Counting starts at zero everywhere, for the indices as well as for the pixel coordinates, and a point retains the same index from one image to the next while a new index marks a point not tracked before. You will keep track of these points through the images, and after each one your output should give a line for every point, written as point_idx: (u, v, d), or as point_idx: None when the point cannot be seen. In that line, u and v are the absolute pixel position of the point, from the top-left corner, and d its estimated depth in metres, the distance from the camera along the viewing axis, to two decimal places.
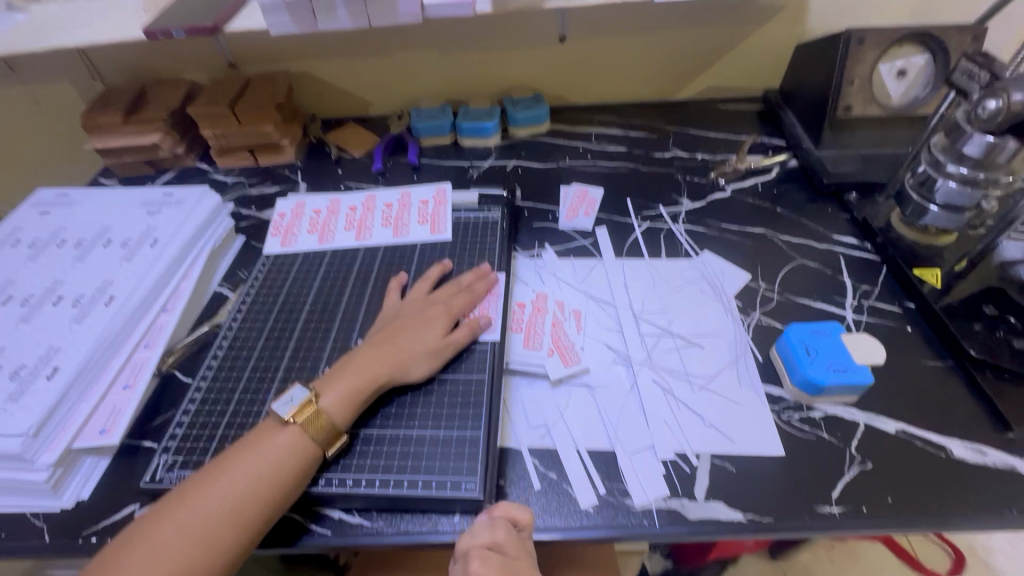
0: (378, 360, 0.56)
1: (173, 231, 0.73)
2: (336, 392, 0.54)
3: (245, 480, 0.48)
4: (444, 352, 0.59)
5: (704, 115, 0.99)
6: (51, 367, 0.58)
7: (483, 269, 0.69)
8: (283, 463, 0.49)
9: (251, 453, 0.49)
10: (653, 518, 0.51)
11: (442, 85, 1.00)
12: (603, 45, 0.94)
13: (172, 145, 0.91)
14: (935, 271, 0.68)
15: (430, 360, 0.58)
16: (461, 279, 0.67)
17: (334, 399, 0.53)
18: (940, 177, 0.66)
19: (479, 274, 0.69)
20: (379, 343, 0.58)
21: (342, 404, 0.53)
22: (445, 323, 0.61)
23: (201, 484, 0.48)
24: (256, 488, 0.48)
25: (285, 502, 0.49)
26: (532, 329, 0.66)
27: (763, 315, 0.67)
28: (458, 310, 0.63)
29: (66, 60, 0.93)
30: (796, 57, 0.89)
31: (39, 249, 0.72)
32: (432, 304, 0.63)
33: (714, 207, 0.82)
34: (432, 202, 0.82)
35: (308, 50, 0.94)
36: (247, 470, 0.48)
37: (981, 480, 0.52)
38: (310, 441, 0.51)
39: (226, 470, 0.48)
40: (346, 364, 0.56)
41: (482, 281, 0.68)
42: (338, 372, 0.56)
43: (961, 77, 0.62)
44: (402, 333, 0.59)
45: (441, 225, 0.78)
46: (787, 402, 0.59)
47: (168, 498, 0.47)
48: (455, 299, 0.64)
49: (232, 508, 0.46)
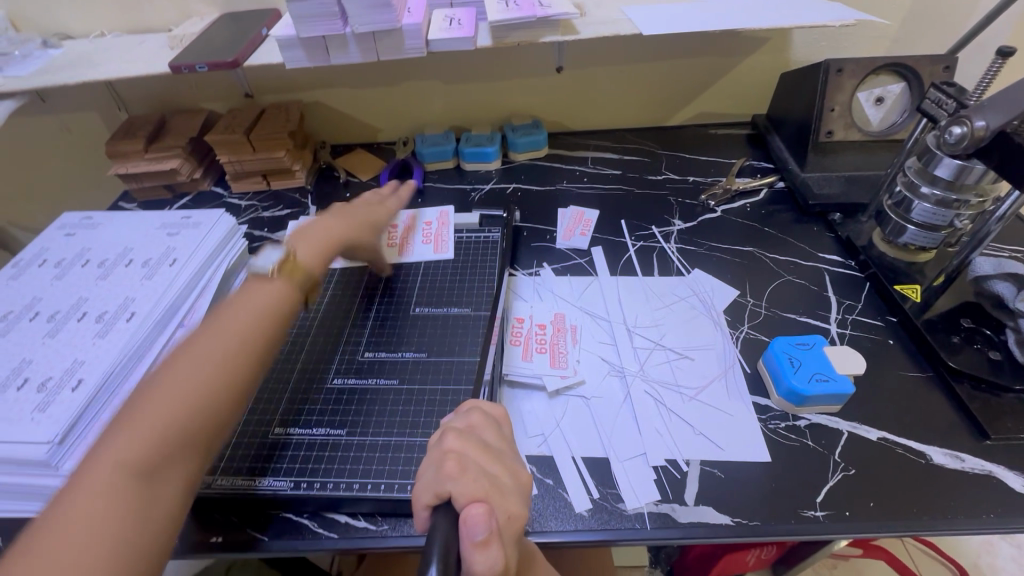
0: (336, 225, 0.69)
1: (191, 251, 0.77)
2: (307, 249, 0.64)
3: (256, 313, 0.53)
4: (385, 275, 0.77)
5: (696, 140, 1.04)
6: (76, 379, 0.62)
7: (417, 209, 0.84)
8: (286, 296, 0.57)
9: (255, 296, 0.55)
10: (645, 521, 0.53)
11: (446, 113, 1.05)
12: (598, 75, 1.00)
13: (190, 171, 0.96)
14: (915, 287, 0.71)
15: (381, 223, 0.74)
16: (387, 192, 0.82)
17: (307, 253, 0.63)
18: (916, 198, 0.70)
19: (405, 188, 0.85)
20: (332, 219, 0.70)
21: (310, 256, 0.63)
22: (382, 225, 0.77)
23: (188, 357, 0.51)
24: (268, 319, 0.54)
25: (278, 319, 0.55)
26: (531, 342, 0.69)
27: (751, 329, 0.70)
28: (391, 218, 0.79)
29: (93, 93, 0.99)
30: (780, 86, 0.95)
31: (65, 269, 0.76)
32: (381, 202, 0.79)
33: (705, 227, 0.86)
34: (435, 221, 0.86)
35: (320, 82, 1.00)
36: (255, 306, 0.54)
37: (961, 485, 0.54)
38: (295, 287, 0.58)
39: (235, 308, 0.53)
40: (312, 231, 0.67)
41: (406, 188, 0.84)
42: (304, 236, 0.66)
43: (931, 105, 0.67)
44: (354, 214, 0.73)
45: (444, 245, 0.82)
46: (774, 411, 0.61)
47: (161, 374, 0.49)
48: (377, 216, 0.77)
49: (252, 330, 0.52)
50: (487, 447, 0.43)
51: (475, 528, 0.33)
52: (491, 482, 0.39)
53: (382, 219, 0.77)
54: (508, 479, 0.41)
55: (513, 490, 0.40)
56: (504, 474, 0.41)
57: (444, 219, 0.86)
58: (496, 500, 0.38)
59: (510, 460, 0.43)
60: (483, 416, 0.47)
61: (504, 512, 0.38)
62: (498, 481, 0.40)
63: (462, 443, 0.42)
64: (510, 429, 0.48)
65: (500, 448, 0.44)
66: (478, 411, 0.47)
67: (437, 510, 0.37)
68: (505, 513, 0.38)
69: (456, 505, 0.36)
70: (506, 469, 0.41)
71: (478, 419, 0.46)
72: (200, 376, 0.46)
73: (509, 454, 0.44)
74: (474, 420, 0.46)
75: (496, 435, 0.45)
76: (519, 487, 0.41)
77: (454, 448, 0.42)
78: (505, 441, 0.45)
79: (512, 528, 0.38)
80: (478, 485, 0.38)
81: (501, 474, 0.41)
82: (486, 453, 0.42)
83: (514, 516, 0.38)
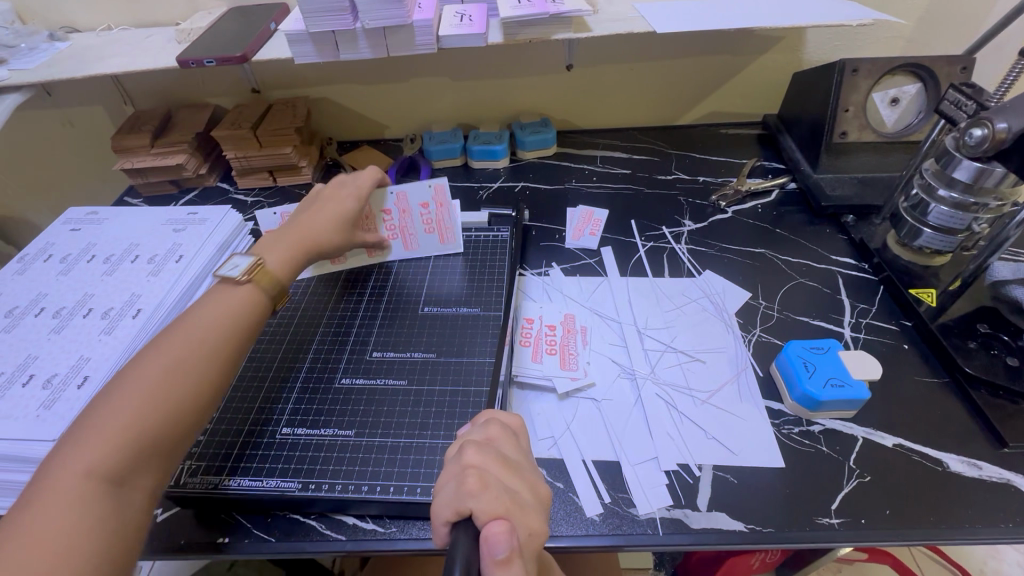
0: (298, 229, 0.66)
1: (197, 247, 0.77)
2: (275, 256, 0.63)
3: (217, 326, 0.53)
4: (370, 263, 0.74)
5: (706, 139, 1.03)
6: (82, 376, 0.61)
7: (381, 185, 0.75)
8: (248, 306, 0.57)
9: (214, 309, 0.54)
10: (657, 527, 0.52)
11: (454, 110, 1.04)
12: (608, 73, 0.98)
13: (196, 166, 0.95)
14: (931, 291, 0.70)
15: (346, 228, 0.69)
16: (359, 186, 0.72)
17: (276, 261, 0.62)
18: (932, 201, 0.69)
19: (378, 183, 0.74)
20: (290, 227, 0.66)
21: (280, 262, 0.63)
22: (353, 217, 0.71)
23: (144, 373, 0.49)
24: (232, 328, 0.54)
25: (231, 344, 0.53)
26: (540, 343, 0.68)
27: (763, 331, 0.69)
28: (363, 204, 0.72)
29: (99, 87, 0.99)
30: (793, 85, 0.93)
31: (71, 264, 0.76)
32: (345, 189, 0.72)
33: (716, 228, 0.85)
34: (431, 203, 0.76)
35: (327, 78, 0.99)
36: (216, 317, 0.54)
37: (979, 494, 0.53)
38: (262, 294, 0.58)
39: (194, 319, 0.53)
40: (273, 241, 0.65)
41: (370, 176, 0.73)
42: (272, 243, 0.64)
43: (949, 107, 0.66)
44: (315, 216, 0.68)
45: (449, 234, 0.79)
46: (787, 416, 0.61)
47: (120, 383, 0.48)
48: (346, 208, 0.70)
49: (214, 335, 0.52)
50: (508, 461, 0.42)
51: (497, 547, 0.32)
52: (513, 498, 0.38)
53: (347, 206, 0.70)
54: (529, 494, 0.40)
55: (534, 506, 0.39)
56: (524, 490, 0.40)
57: (439, 199, 0.76)
58: (517, 517, 0.37)
59: (529, 473, 0.42)
60: (502, 429, 0.46)
61: (524, 529, 0.37)
62: (519, 497, 0.39)
63: (482, 457, 0.41)
64: (525, 439, 0.47)
65: (520, 462, 0.43)
66: (497, 423, 0.46)
67: (457, 527, 0.35)
68: (525, 530, 0.37)
69: (477, 522, 0.35)
70: (526, 484, 0.41)
71: (496, 431, 0.45)
72: (150, 395, 0.46)
73: (529, 467, 0.43)
74: (492, 432, 0.45)
75: (516, 449, 0.44)
76: (538, 501, 0.40)
77: (474, 464, 0.40)
78: (524, 455, 0.44)
79: (533, 544, 0.37)
80: (499, 501, 0.37)
81: (522, 490, 0.40)
82: (506, 467, 0.41)
83: (535, 532, 0.38)
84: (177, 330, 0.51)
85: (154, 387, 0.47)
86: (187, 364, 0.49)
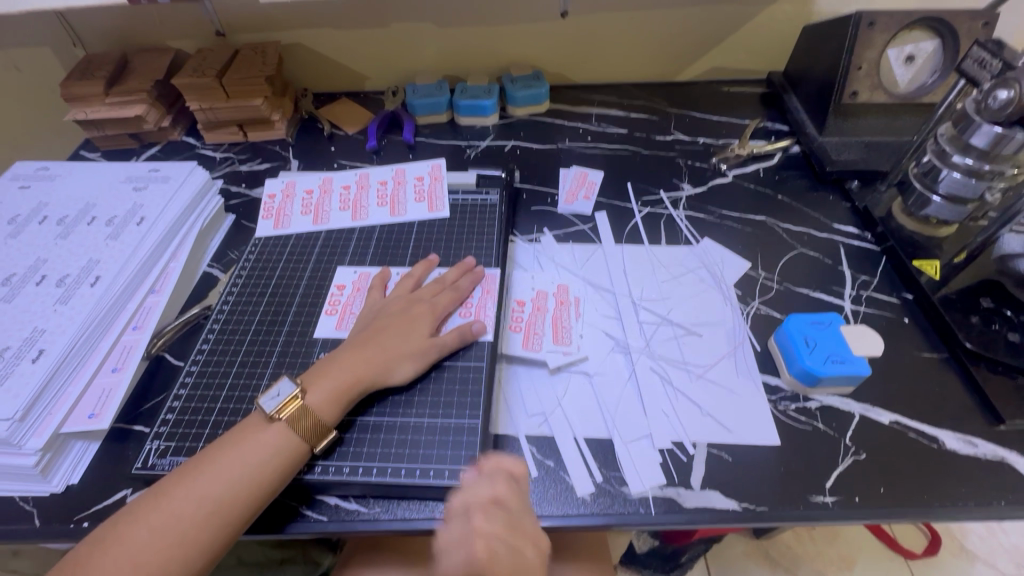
0: (362, 360, 0.55)
1: (160, 208, 0.71)
2: (321, 390, 0.52)
3: (229, 476, 0.47)
4: (430, 353, 0.57)
5: (706, 97, 0.97)
6: (37, 349, 0.57)
7: (466, 265, 0.67)
8: (281, 457, 0.49)
9: (234, 450, 0.48)
10: (649, 506, 0.51)
11: (439, 59, 0.96)
12: (607, 21, 0.91)
13: (157, 118, 0.88)
14: (934, 263, 0.68)
15: (415, 362, 0.57)
16: (443, 276, 0.65)
17: (322, 397, 0.52)
18: (945, 168, 0.66)
19: (462, 270, 0.66)
20: (361, 344, 0.56)
21: (328, 401, 0.52)
22: (431, 324, 0.59)
23: (180, 481, 0.46)
24: (242, 486, 0.47)
25: (262, 502, 0.48)
26: (532, 329, 0.64)
27: (762, 304, 0.67)
28: (442, 310, 0.61)
29: (42, 25, 0.89)
30: (802, 39, 0.87)
31: (20, 226, 0.69)
32: (416, 304, 0.61)
33: (715, 193, 0.81)
34: (477, 290, 0.65)
35: (299, 21, 0.90)
36: (228, 466, 0.47)
37: (972, 471, 0.53)
38: (294, 435, 0.50)
39: (209, 464, 0.47)
40: (331, 362, 0.55)
41: (467, 277, 0.65)
42: (322, 374, 0.54)
43: (971, 65, 0.61)
44: (386, 335, 0.57)
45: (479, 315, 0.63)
46: (784, 392, 0.59)
47: (143, 497, 0.46)
48: (439, 297, 0.62)
49: (243, 481, 0.47)
50: (512, 518, 0.43)
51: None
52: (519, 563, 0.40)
53: (413, 372, 0.56)
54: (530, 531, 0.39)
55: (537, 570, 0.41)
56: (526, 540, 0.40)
57: (488, 286, 0.66)
58: None
59: (531, 525, 0.44)
60: (508, 483, 0.45)
61: None
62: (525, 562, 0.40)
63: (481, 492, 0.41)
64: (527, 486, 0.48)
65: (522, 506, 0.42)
66: (502, 475, 0.46)
67: None
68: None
69: None
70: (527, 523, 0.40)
71: (504, 488, 0.45)
72: (138, 572, 0.42)
73: (530, 519, 0.44)
74: (499, 488, 0.45)
75: (520, 502, 0.45)
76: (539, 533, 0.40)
77: (483, 532, 0.41)
78: (525, 505, 0.45)
79: None
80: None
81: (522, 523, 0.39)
82: (514, 532, 0.42)
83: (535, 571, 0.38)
84: (186, 479, 0.46)
85: (173, 539, 0.44)
86: (190, 528, 0.44)
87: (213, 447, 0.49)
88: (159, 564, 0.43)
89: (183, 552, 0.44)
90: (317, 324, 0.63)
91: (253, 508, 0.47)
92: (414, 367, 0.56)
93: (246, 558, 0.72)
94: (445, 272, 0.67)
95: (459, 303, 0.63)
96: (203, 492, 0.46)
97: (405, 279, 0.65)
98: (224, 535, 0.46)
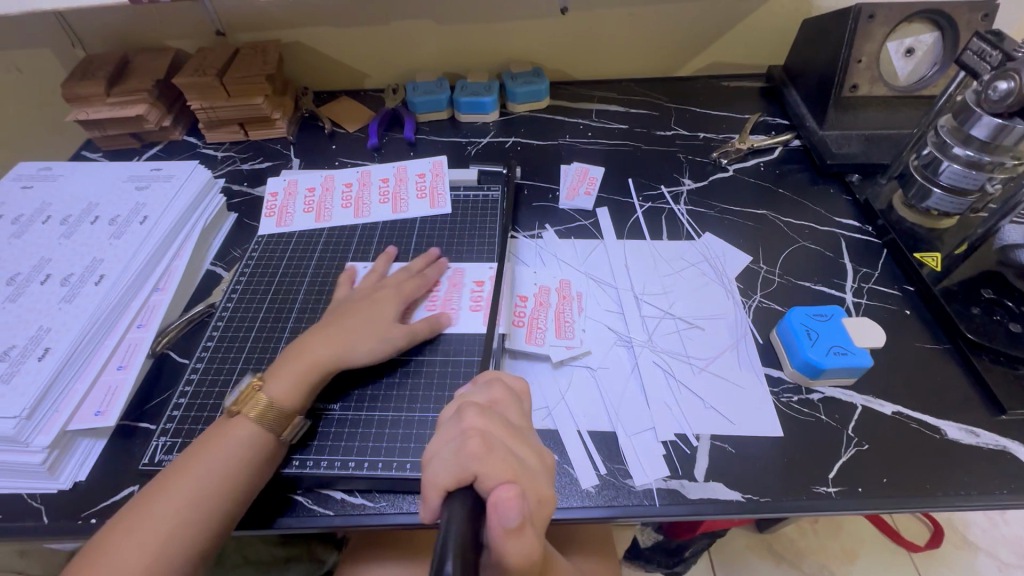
0: (322, 345, 0.55)
1: (163, 207, 0.71)
2: (280, 379, 0.53)
3: (213, 469, 0.48)
4: (396, 337, 0.58)
5: (707, 92, 0.97)
6: (42, 348, 0.57)
7: (431, 255, 0.68)
8: (261, 447, 0.50)
9: (214, 445, 0.49)
10: (653, 498, 0.51)
11: (439, 57, 0.97)
12: (606, 17, 0.91)
13: (158, 118, 0.88)
14: (935, 255, 0.68)
15: (376, 343, 0.57)
16: (409, 266, 0.66)
17: (282, 386, 0.52)
18: (945, 160, 0.66)
19: (428, 260, 0.67)
20: (326, 328, 0.57)
21: (290, 389, 0.53)
22: (395, 306, 0.60)
23: (165, 481, 0.47)
24: (225, 477, 0.48)
25: (249, 492, 0.49)
26: (518, 309, 0.65)
27: (764, 297, 0.67)
28: (408, 297, 0.62)
29: (42, 26, 0.89)
30: (802, 33, 0.87)
31: (24, 225, 0.69)
32: (380, 290, 0.62)
33: (716, 187, 0.81)
34: (461, 287, 0.66)
35: (299, 19, 0.90)
36: (210, 459, 0.48)
37: (974, 460, 0.53)
38: (265, 426, 0.51)
39: (192, 461, 0.48)
40: (291, 351, 0.55)
41: (433, 266, 0.66)
42: (280, 364, 0.54)
43: (971, 57, 0.61)
44: (348, 319, 0.58)
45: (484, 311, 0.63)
46: (787, 383, 0.59)
47: (133, 500, 0.46)
48: (405, 283, 0.63)
49: (227, 474, 0.48)
50: (511, 427, 0.41)
51: (509, 515, 0.33)
52: (519, 464, 0.38)
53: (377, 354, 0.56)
54: (535, 460, 0.40)
55: (540, 472, 0.40)
56: (531, 455, 0.40)
57: (453, 278, 0.66)
58: (525, 483, 0.37)
59: (532, 440, 0.42)
60: (507, 393, 0.45)
61: (535, 494, 0.37)
62: (525, 462, 0.39)
63: (485, 421, 0.40)
64: (529, 403, 0.47)
65: (523, 428, 0.42)
66: (500, 385, 0.46)
67: (453, 496, 0.35)
68: (535, 496, 0.37)
69: (485, 487, 0.35)
70: (531, 450, 0.41)
71: (499, 393, 0.45)
72: (133, 564, 0.42)
73: (531, 433, 0.43)
74: (496, 394, 0.45)
75: (518, 414, 0.44)
76: (543, 467, 0.41)
77: (477, 425, 0.40)
78: (526, 419, 0.44)
79: (541, 511, 0.38)
80: (507, 465, 0.37)
81: (528, 455, 0.40)
82: (511, 432, 0.41)
83: (542, 484, 0.39)
84: (171, 477, 0.47)
85: (166, 533, 0.44)
86: (180, 519, 0.45)
87: (193, 445, 0.50)
88: (152, 559, 0.43)
89: (177, 547, 0.44)
90: (321, 320, 0.64)
91: (239, 497, 0.48)
92: (377, 349, 0.57)
93: (252, 556, 0.73)
94: (408, 263, 0.68)
95: (426, 295, 0.64)
96: (189, 486, 0.46)
97: (399, 270, 0.66)
98: (216, 525, 0.46)
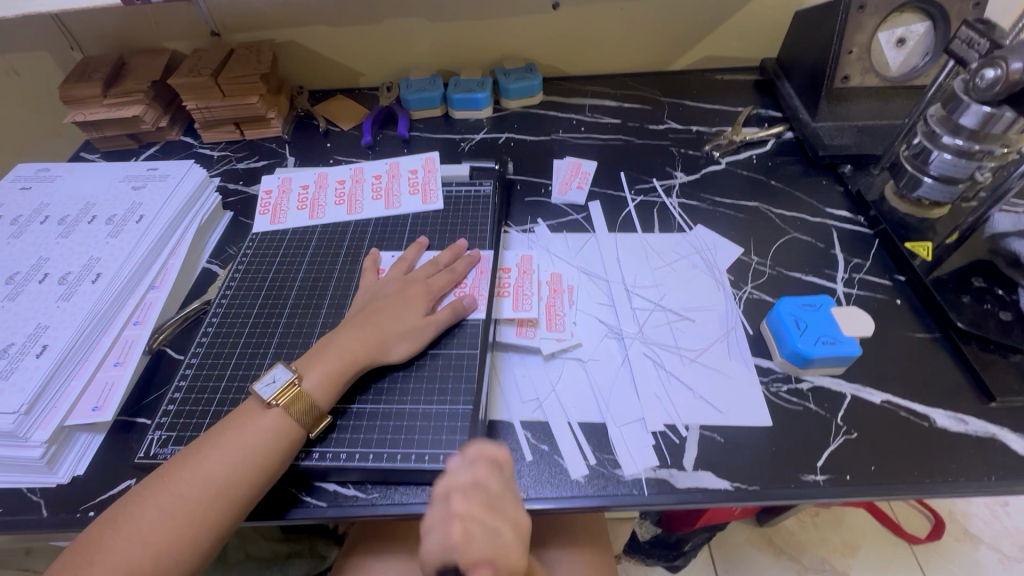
0: (359, 340, 0.56)
1: (158, 206, 0.72)
2: (317, 374, 0.54)
3: (233, 459, 0.48)
4: (426, 332, 0.59)
5: (701, 86, 0.97)
6: (40, 345, 0.58)
7: (459, 247, 0.69)
8: (279, 439, 0.50)
9: (236, 432, 0.50)
10: (642, 487, 0.52)
11: (432, 54, 0.97)
12: (597, 12, 0.91)
13: (155, 119, 0.89)
14: (927, 244, 0.68)
15: (408, 341, 0.58)
16: (437, 258, 0.67)
17: (317, 380, 0.53)
18: (936, 149, 0.66)
19: (456, 252, 0.68)
20: (358, 325, 0.58)
21: (324, 384, 0.54)
22: (426, 303, 0.61)
23: (183, 463, 0.48)
24: (245, 467, 0.48)
25: (267, 483, 0.49)
26: (520, 292, 0.66)
27: (755, 288, 0.67)
28: (437, 290, 0.63)
29: (40, 30, 0.90)
30: (794, 25, 0.87)
31: (22, 226, 0.70)
32: (412, 284, 0.63)
33: (709, 180, 0.82)
34: (472, 272, 0.67)
35: (292, 19, 0.91)
36: (231, 448, 0.49)
37: (963, 448, 0.53)
38: (292, 421, 0.51)
39: (212, 447, 0.49)
40: (327, 347, 0.56)
41: (461, 258, 0.67)
42: (320, 355, 0.55)
43: (960, 46, 0.61)
44: (382, 315, 0.59)
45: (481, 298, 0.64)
46: (776, 374, 0.60)
47: (150, 479, 0.47)
48: (434, 278, 0.64)
49: (247, 465, 0.48)
50: (491, 503, 0.41)
51: None
52: (497, 544, 0.39)
53: (407, 350, 0.58)
54: (512, 536, 0.40)
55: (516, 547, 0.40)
56: (507, 530, 0.40)
57: (482, 267, 0.67)
58: (504, 565, 0.38)
59: (513, 511, 0.43)
60: (491, 466, 0.45)
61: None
62: (504, 541, 0.39)
63: (467, 503, 0.40)
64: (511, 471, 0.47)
65: (504, 503, 0.42)
66: (485, 458, 0.45)
67: None
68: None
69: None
70: (509, 524, 0.41)
71: (485, 467, 0.44)
72: (146, 551, 0.43)
73: (512, 506, 0.43)
74: (481, 470, 0.44)
75: (501, 486, 0.44)
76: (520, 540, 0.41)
77: (461, 511, 0.40)
78: (509, 491, 0.44)
79: None
80: (486, 549, 0.37)
81: (506, 531, 0.40)
82: (492, 511, 0.41)
83: (516, 570, 0.39)
84: (191, 460, 0.48)
85: (180, 518, 0.45)
86: (196, 509, 0.46)
87: (215, 430, 0.50)
88: (164, 544, 0.44)
89: (191, 534, 0.45)
90: (314, 317, 0.64)
91: (256, 490, 0.48)
92: (409, 345, 0.58)
93: (255, 552, 0.73)
94: (437, 254, 0.69)
95: (454, 283, 0.65)
96: (208, 472, 0.47)
97: (399, 265, 0.67)
98: (229, 516, 0.47)
